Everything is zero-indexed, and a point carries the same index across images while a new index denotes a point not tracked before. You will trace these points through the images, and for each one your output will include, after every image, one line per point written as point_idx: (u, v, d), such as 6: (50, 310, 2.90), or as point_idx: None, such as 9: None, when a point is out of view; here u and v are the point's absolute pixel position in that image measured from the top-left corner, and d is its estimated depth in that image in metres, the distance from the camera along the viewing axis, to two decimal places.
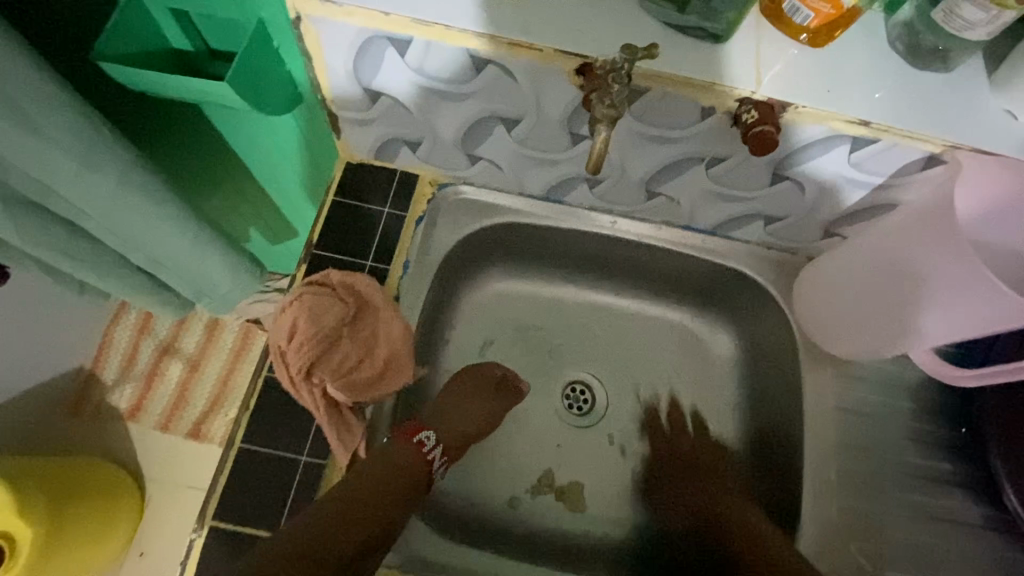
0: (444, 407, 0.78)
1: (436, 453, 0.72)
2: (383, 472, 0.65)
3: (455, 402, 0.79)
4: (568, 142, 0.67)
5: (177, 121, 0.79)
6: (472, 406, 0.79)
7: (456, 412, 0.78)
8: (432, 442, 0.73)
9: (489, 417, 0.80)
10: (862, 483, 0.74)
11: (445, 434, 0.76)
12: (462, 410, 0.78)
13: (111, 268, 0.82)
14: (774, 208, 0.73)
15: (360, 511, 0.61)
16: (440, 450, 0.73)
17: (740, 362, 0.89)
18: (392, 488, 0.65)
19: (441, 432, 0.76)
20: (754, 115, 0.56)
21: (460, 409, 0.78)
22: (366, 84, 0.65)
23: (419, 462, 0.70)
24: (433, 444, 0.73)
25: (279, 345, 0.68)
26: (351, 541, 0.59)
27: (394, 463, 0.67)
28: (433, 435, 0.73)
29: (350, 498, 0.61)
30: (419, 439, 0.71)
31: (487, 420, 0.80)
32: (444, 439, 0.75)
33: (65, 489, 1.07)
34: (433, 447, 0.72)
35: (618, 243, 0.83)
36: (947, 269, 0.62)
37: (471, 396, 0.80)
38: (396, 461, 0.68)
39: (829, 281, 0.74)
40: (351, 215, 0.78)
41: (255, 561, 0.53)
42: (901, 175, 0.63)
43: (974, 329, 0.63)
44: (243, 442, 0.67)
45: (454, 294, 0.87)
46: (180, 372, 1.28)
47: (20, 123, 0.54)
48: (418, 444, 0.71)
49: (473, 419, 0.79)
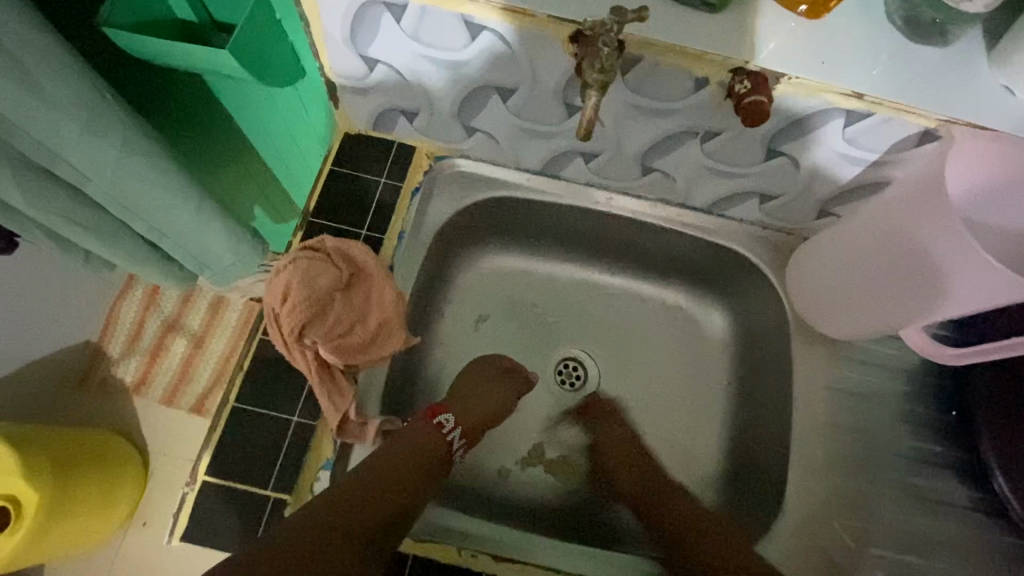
0: (464, 393, 0.78)
1: (455, 436, 0.72)
2: (399, 458, 0.65)
3: (475, 388, 0.79)
4: (562, 114, 0.68)
5: (182, 93, 0.79)
6: (491, 393, 0.79)
7: (475, 398, 0.77)
8: (451, 425, 0.73)
9: (501, 409, 0.79)
10: (849, 462, 0.74)
11: (466, 419, 0.75)
12: (480, 397, 0.78)
13: (115, 236, 0.83)
14: (770, 186, 0.73)
15: (387, 485, 0.62)
16: (459, 434, 0.73)
17: (733, 342, 0.89)
18: (417, 467, 0.66)
19: (459, 416, 0.75)
20: (747, 85, 0.56)
21: (478, 396, 0.78)
22: (364, 51, 0.66)
23: (440, 444, 0.70)
24: (452, 426, 0.73)
25: (273, 308, 0.69)
26: (379, 513, 0.60)
27: (416, 446, 0.68)
28: (451, 417, 0.73)
29: (377, 473, 0.63)
30: (438, 420, 0.72)
31: (501, 409, 0.79)
32: (463, 423, 0.75)
33: (68, 457, 1.09)
34: (452, 429, 0.73)
35: (613, 220, 0.84)
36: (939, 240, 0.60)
37: (489, 384, 0.80)
38: (416, 443, 0.68)
39: (823, 260, 0.74)
40: (349, 185, 0.80)
41: (288, 527, 0.55)
42: (895, 152, 0.63)
43: (985, 300, 0.59)
44: (236, 403, 0.70)
45: (450, 267, 0.88)
46: (184, 348, 1.30)
47: (21, 83, 0.54)
48: (438, 426, 0.72)
49: (490, 405, 0.78)
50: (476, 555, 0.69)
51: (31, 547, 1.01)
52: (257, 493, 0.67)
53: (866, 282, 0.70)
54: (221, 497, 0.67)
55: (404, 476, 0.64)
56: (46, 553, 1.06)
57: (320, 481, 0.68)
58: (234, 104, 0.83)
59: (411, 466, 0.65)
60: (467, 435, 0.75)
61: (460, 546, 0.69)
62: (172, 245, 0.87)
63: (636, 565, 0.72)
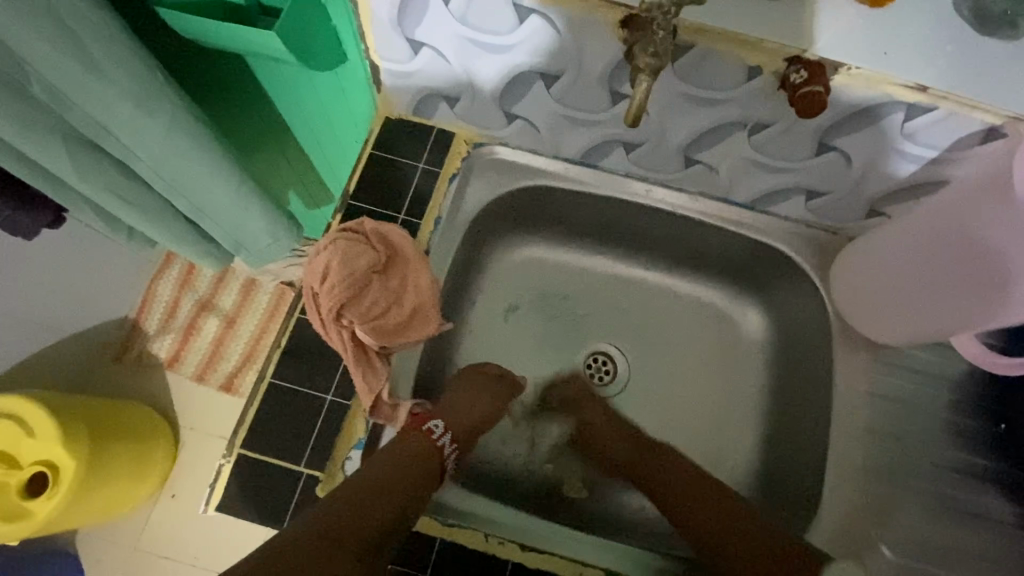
0: (451, 397, 0.75)
1: (445, 441, 0.70)
2: (396, 464, 0.64)
3: (464, 393, 0.76)
4: (607, 101, 0.67)
5: (228, 75, 0.80)
6: (477, 398, 0.76)
7: (464, 403, 0.75)
8: (441, 430, 0.70)
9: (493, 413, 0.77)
10: (888, 471, 0.72)
11: (456, 423, 0.72)
12: (470, 402, 0.75)
13: (159, 214, 0.85)
14: (818, 182, 0.70)
15: (389, 484, 0.62)
16: (449, 439, 0.71)
17: (770, 342, 0.87)
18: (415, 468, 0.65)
19: (450, 420, 0.72)
20: (803, 74, 0.54)
21: (466, 400, 0.75)
22: (410, 34, 0.66)
23: (429, 452, 0.68)
24: (442, 432, 0.70)
25: (312, 287, 0.69)
26: (383, 514, 0.60)
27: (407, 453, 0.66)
28: (440, 422, 0.70)
29: (378, 474, 0.62)
30: (427, 427, 0.69)
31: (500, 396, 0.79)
32: (454, 427, 0.72)
33: (106, 430, 1.12)
34: (442, 435, 0.70)
35: (652, 213, 0.82)
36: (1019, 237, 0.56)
37: (477, 389, 0.77)
38: (406, 451, 0.66)
39: (872, 259, 0.71)
40: (387, 169, 0.80)
41: (290, 541, 0.55)
42: (958, 149, 0.60)
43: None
44: (273, 378, 0.71)
45: (483, 256, 0.87)
46: (216, 327, 1.33)
47: (80, 58, 0.56)
48: (427, 432, 0.69)
49: (479, 410, 0.75)
50: (504, 543, 0.68)
51: (66, 513, 1.04)
52: (290, 469, 0.68)
53: (920, 285, 0.67)
54: (253, 471, 0.68)
55: (406, 483, 0.63)
56: (77, 519, 1.09)
57: (349, 461, 0.68)
58: (275, 88, 0.84)
59: (411, 474, 0.64)
60: (458, 440, 0.72)
61: (487, 533, 0.69)
62: (210, 223, 0.89)
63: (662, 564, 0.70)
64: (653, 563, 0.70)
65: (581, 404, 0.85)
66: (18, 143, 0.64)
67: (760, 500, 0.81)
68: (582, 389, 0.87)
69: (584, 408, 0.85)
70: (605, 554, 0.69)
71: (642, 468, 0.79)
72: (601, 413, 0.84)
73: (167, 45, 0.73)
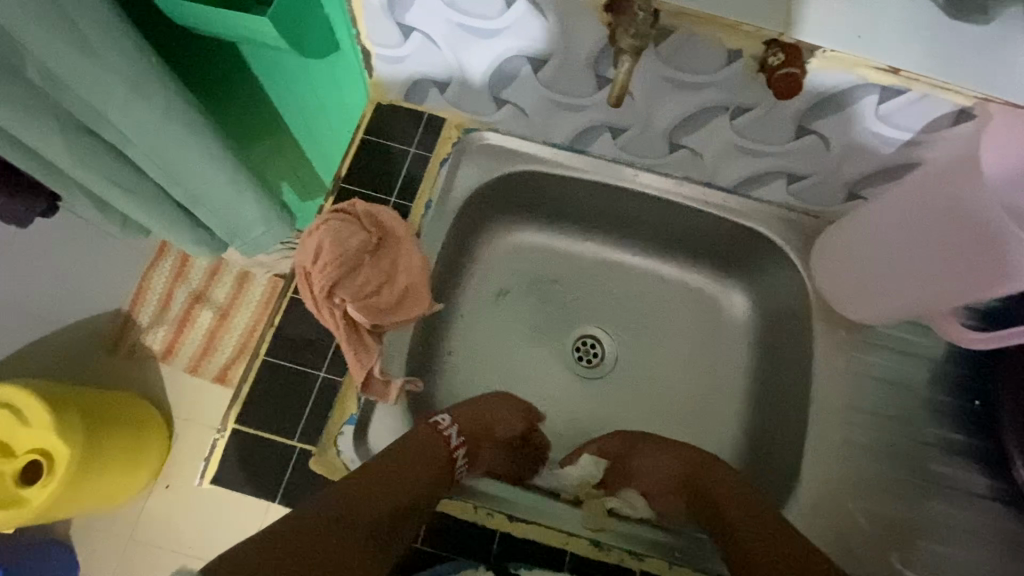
0: (470, 405, 0.79)
1: (452, 432, 0.73)
2: (404, 455, 0.67)
3: (484, 405, 0.80)
4: (593, 85, 0.68)
5: (220, 61, 0.81)
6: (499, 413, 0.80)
7: (480, 413, 0.79)
8: (448, 422, 0.74)
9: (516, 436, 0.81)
10: (866, 446, 0.74)
11: (464, 420, 0.76)
12: (484, 415, 0.79)
13: (154, 201, 0.86)
14: (798, 165, 0.72)
15: (392, 480, 0.64)
16: (456, 431, 0.74)
17: (752, 322, 0.90)
18: (419, 464, 0.67)
19: (458, 417, 0.76)
20: (780, 57, 0.56)
21: (482, 412, 0.79)
22: (400, 19, 0.67)
23: (439, 444, 0.71)
24: (449, 425, 0.74)
25: (305, 266, 0.71)
26: (387, 507, 0.62)
27: (414, 444, 0.69)
28: (447, 417, 0.75)
29: (382, 468, 0.65)
30: (434, 418, 0.73)
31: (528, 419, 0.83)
32: (461, 423, 0.76)
33: (99, 419, 1.13)
34: (449, 427, 0.74)
35: (639, 198, 0.84)
36: (982, 204, 0.58)
37: (495, 406, 0.80)
38: (415, 440, 0.70)
39: (854, 241, 0.72)
40: (379, 153, 0.82)
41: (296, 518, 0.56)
42: (931, 131, 0.62)
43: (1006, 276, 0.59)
44: (267, 357, 0.73)
45: (474, 241, 0.89)
46: (210, 320, 1.34)
47: (76, 42, 0.57)
48: (434, 423, 0.73)
49: (495, 419, 0.80)
50: (493, 513, 0.70)
51: (64, 498, 1.05)
52: (284, 445, 0.69)
53: (897, 262, 0.69)
54: (247, 448, 0.69)
55: (411, 473, 0.66)
56: (76, 506, 1.10)
57: (342, 435, 0.70)
58: (267, 75, 0.86)
59: (415, 464, 0.67)
60: (466, 435, 0.75)
61: (477, 504, 0.71)
62: (204, 210, 0.89)
63: (646, 538, 0.72)
64: (641, 536, 0.72)
65: (635, 451, 0.80)
66: (15, 129, 0.65)
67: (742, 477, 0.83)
68: (628, 436, 0.82)
69: (640, 453, 0.80)
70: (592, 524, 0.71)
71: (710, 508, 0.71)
72: (657, 459, 0.79)
73: (160, 29, 0.73)
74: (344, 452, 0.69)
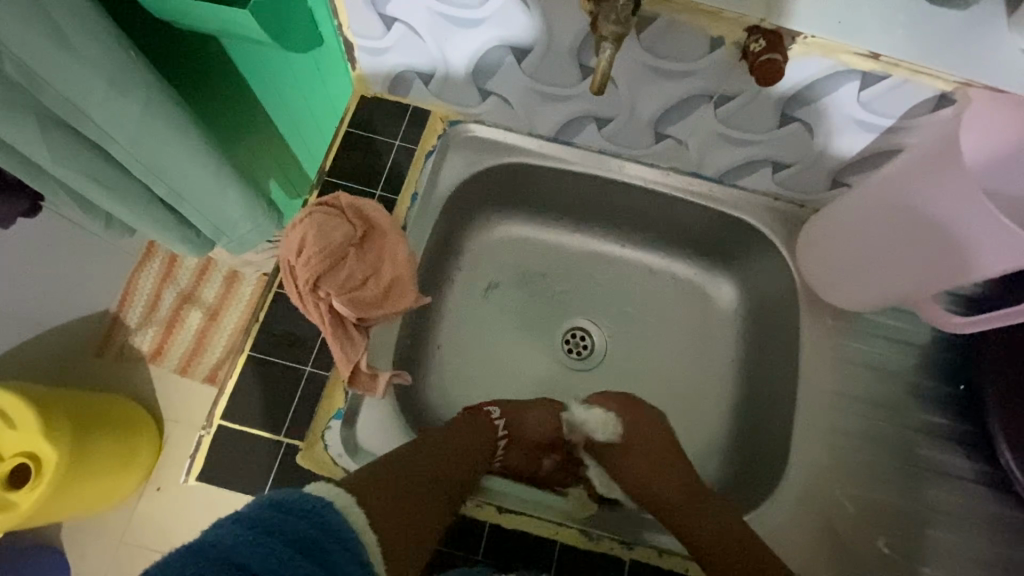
0: (522, 403, 0.81)
1: (500, 424, 0.77)
2: (462, 440, 0.71)
3: (534, 409, 0.81)
4: (577, 75, 0.68)
5: (201, 54, 0.80)
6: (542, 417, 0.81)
7: (530, 418, 0.80)
8: (498, 415, 0.78)
9: (552, 440, 0.81)
10: (852, 433, 0.74)
11: (512, 415, 0.80)
12: (535, 422, 0.80)
13: (136, 200, 0.84)
14: (782, 153, 0.73)
15: (454, 457, 0.68)
16: (504, 423, 0.78)
17: (739, 311, 0.90)
18: (472, 449, 0.71)
19: (508, 409, 0.80)
20: (762, 43, 0.55)
21: (535, 415, 0.81)
22: (382, 9, 0.66)
23: (488, 433, 0.75)
24: (498, 417, 0.78)
25: (289, 260, 0.70)
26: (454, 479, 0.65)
27: (467, 430, 0.73)
28: (497, 409, 0.79)
29: (444, 445, 0.68)
30: (486, 409, 0.78)
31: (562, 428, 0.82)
32: (509, 416, 0.79)
33: (90, 420, 1.13)
34: (499, 419, 0.78)
35: (625, 189, 0.84)
36: (951, 207, 0.61)
37: (543, 413, 0.81)
38: (469, 427, 0.74)
39: (835, 232, 0.73)
40: (363, 146, 0.81)
41: (386, 471, 0.58)
42: (912, 117, 0.62)
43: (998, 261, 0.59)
44: (252, 352, 0.72)
45: (461, 234, 0.89)
46: (199, 320, 1.33)
47: (53, 38, 0.56)
48: (486, 415, 0.77)
49: (535, 422, 0.80)
50: (481, 505, 0.69)
51: (53, 500, 1.04)
52: (271, 440, 0.69)
53: (879, 248, 0.69)
54: (233, 444, 0.69)
55: (466, 456, 0.69)
56: (63, 510, 1.09)
57: (330, 430, 0.69)
58: (250, 69, 0.85)
59: (469, 447, 0.71)
60: (510, 429, 0.79)
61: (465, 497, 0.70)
62: (190, 207, 0.88)
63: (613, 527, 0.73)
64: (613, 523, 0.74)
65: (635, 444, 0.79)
66: None
67: (732, 466, 0.84)
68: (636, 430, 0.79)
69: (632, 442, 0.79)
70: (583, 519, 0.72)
71: (687, 511, 0.71)
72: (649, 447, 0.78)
73: (141, 22, 0.72)
74: (332, 447, 0.69)
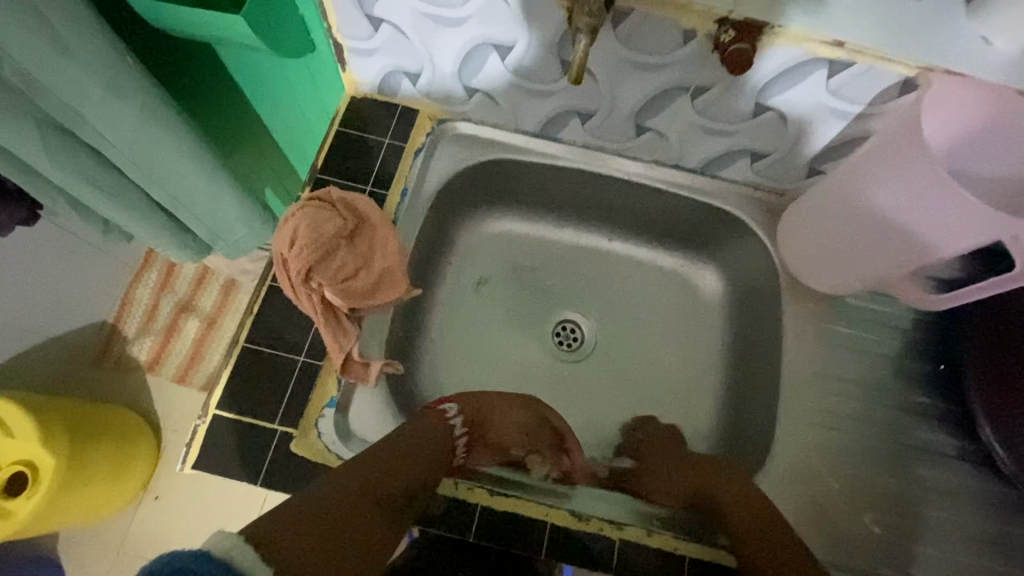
0: (482, 394, 0.79)
1: (457, 421, 0.74)
2: (417, 443, 0.67)
3: (496, 408, 0.79)
4: (558, 70, 0.70)
5: (202, 63, 0.82)
6: (508, 410, 0.79)
7: (495, 416, 0.78)
8: (454, 412, 0.75)
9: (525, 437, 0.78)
10: (836, 415, 0.76)
11: (470, 410, 0.77)
12: (502, 420, 0.78)
13: (134, 204, 0.86)
14: (759, 143, 0.75)
15: (410, 465, 0.64)
16: (461, 421, 0.75)
17: (726, 299, 0.92)
18: (427, 450, 0.67)
19: (466, 406, 0.77)
20: (731, 34, 0.59)
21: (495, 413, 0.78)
22: (368, 12, 0.69)
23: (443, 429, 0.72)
24: (455, 415, 0.75)
25: (282, 252, 0.73)
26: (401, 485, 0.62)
27: (423, 431, 0.70)
28: (454, 407, 0.76)
29: (396, 452, 0.65)
30: (441, 407, 0.75)
31: (548, 420, 0.80)
32: (466, 412, 0.77)
33: (87, 430, 1.13)
34: (455, 416, 0.75)
35: (610, 182, 0.86)
36: (932, 187, 0.61)
37: (505, 405, 0.79)
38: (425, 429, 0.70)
39: (813, 220, 0.75)
40: (353, 144, 0.84)
41: (325, 488, 0.55)
42: (880, 103, 0.65)
43: (980, 230, 0.60)
44: (246, 343, 0.74)
45: (451, 230, 0.91)
46: (197, 327, 1.34)
47: (52, 44, 0.58)
48: (441, 412, 0.74)
49: (494, 417, 0.78)
50: (473, 488, 0.70)
51: (49, 509, 1.04)
52: (266, 429, 0.70)
53: (856, 237, 0.71)
54: (228, 435, 0.70)
55: (421, 458, 0.66)
56: (60, 519, 1.09)
57: (323, 418, 0.71)
58: (243, 72, 0.87)
59: (427, 450, 0.67)
60: (469, 425, 0.76)
61: (458, 480, 0.70)
62: (185, 212, 0.90)
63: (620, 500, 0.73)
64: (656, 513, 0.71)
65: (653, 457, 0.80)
66: None
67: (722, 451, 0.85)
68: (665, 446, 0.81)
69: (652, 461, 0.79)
70: (588, 500, 0.72)
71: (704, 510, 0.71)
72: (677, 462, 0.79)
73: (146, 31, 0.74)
74: (324, 434, 0.70)
